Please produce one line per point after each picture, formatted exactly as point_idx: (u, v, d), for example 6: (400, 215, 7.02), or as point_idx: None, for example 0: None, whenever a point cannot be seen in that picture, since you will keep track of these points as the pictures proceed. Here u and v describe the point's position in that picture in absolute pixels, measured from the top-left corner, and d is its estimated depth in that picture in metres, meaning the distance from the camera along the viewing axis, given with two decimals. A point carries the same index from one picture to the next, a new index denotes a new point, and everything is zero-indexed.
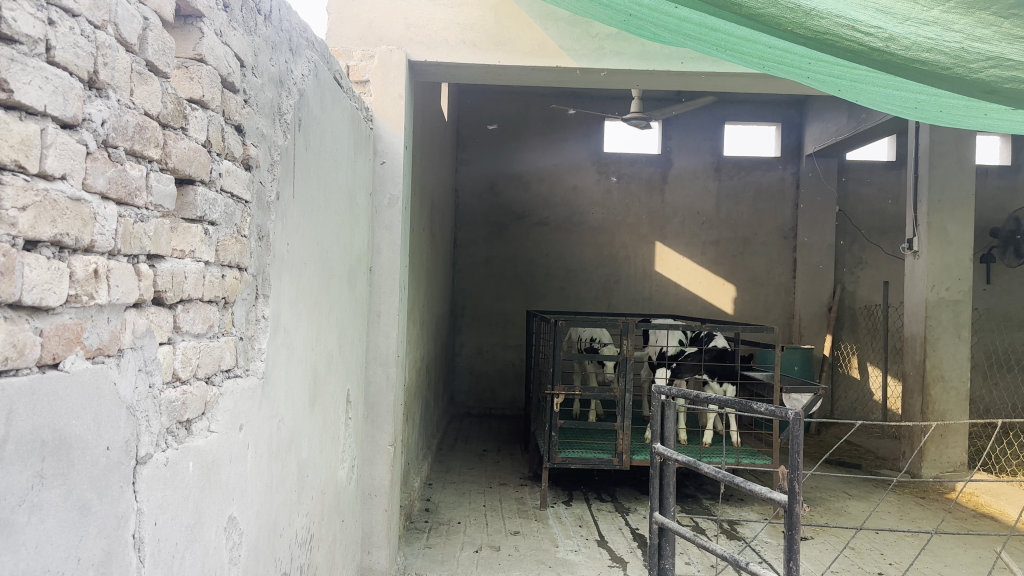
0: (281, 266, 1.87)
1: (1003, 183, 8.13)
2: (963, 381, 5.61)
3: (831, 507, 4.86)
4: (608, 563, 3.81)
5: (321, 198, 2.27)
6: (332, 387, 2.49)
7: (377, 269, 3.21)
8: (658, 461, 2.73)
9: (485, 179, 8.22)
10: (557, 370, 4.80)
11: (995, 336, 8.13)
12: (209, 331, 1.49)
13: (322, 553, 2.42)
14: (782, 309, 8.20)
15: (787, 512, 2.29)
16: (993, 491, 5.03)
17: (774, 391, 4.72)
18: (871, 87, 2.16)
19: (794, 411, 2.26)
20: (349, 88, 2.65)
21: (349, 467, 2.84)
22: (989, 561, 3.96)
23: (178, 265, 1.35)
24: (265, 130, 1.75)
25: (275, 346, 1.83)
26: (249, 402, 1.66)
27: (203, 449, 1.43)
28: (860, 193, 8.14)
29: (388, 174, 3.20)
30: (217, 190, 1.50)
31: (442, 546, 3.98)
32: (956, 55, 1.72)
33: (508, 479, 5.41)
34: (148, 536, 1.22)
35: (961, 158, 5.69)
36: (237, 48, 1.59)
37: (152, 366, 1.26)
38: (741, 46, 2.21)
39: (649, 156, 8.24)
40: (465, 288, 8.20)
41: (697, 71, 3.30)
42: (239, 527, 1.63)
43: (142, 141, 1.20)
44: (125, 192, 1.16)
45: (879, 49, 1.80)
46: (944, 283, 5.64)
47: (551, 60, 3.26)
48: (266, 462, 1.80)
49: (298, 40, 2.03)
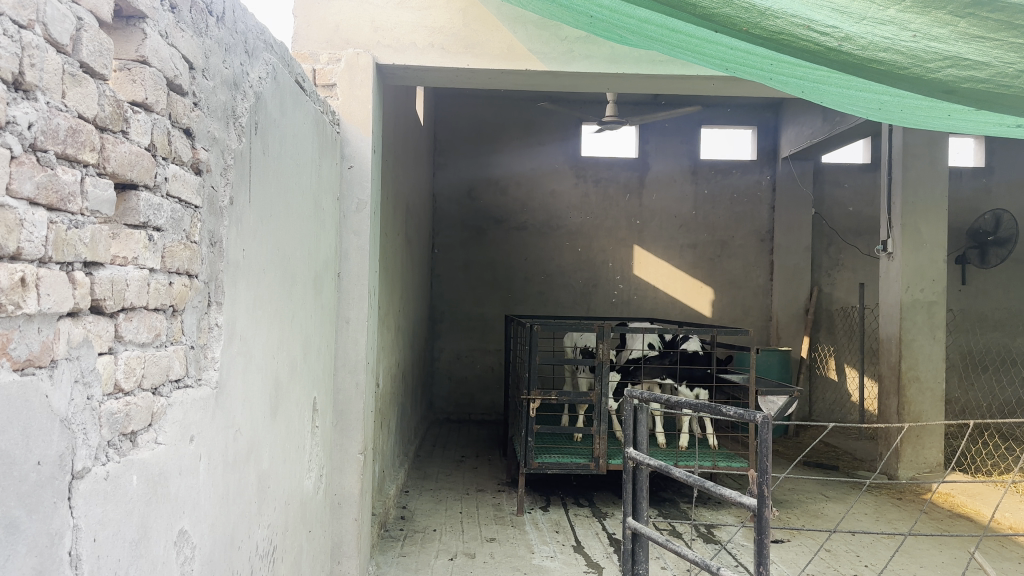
0: (236, 272, 1.83)
1: (977, 184, 8.20)
2: (938, 382, 5.64)
3: (809, 509, 4.87)
4: (583, 569, 3.78)
5: (282, 202, 2.23)
6: (295, 395, 2.45)
7: (346, 274, 3.17)
8: (631, 465, 2.69)
9: (463, 183, 8.19)
10: (533, 375, 4.76)
11: (971, 337, 8.18)
12: (156, 339, 1.46)
13: (287, 565, 2.38)
14: (760, 311, 8.23)
15: (757, 517, 2.27)
16: (968, 491, 5.05)
17: (750, 393, 4.72)
18: (834, 88, 2.16)
19: (763, 414, 2.24)
20: (313, 92, 2.62)
21: (317, 476, 2.80)
22: (964, 561, 3.97)
23: (120, 272, 1.31)
24: (217, 134, 1.72)
25: (230, 354, 1.79)
26: (201, 413, 1.62)
27: (149, 461, 1.39)
28: (836, 196, 8.19)
29: (355, 178, 3.16)
30: (163, 195, 1.47)
31: (417, 554, 3.94)
32: (914, 55, 1.70)
33: (486, 486, 5.37)
34: (86, 553, 1.18)
35: (935, 160, 5.73)
36: (185, 50, 1.55)
37: (90, 377, 1.22)
38: (703, 49, 2.20)
39: (626, 160, 8.24)
40: (443, 293, 8.16)
41: (666, 73, 3.29)
42: (191, 540, 1.59)
43: (75, 145, 1.16)
44: (57, 198, 1.12)
45: (835, 49, 1.78)
46: (918, 284, 5.67)
47: (519, 63, 3.24)
48: (222, 473, 1.76)
49: (255, 42, 2.00)
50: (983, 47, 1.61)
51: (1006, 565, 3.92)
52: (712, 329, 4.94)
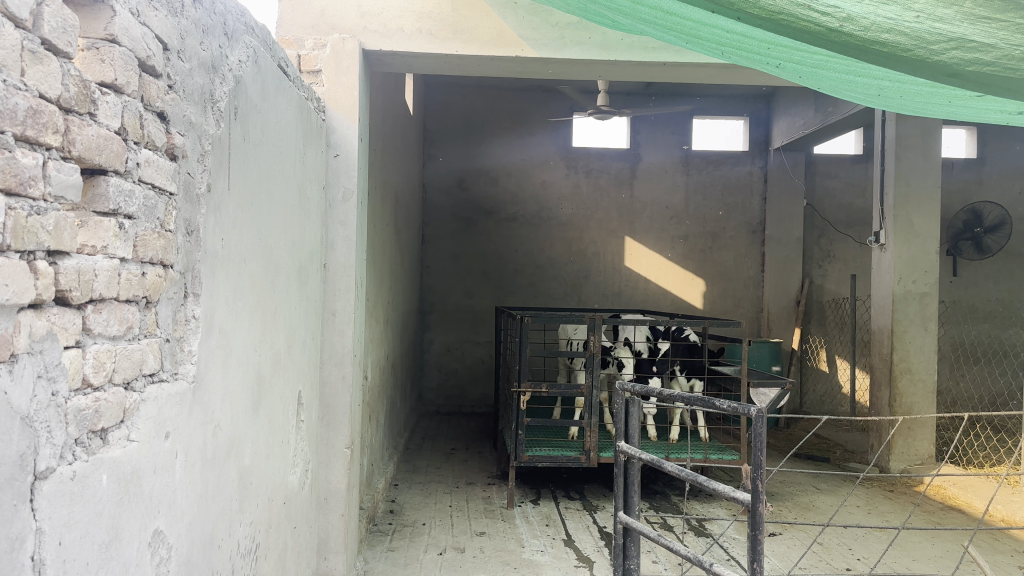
0: (215, 262, 1.77)
1: (969, 176, 8.18)
2: (930, 373, 5.62)
3: (800, 502, 4.85)
4: (575, 563, 3.74)
5: (266, 191, 2.17)
6: (279, 388, 2.39)
7: (332, 266, 3.10)
8: (623, 459, 2.64)
9: (453, 174, 8.12)
10: (524, 368, 4.70)
11: (961, 329, 8.19)
12: (128, 333, 1.39)
13: (271, 563, 2.32)
14: (752, 303, 8.21)
15: (751, 512, 2.21)
16: (960, 483, 5.06)
17: (742, 386, 4.68)
18: (832, 73, 2.10)
19: (757, 406, 2.19)
20: (297, 77, 2.55)
21: (302, 471, 2.74)
22: (958, 554, 3.94)
23: (88, 262, 1.25)
24: (194, 118, 1.65)
25: (208, 347, 1.73)
26: (177, 409, 1.56)
27: (121, 459, 1.33)
28: (827, 186, 8.17)
29: (342, 167, 3.09)
30: (135, 180, 1.40)
31: (405, 549, 3.89)
32: (917, 36, 1.65)
33: (476, 479, 5.33)
34: (50, 557, 1.12)
35: (927, 151, 5.69)
36: (159, 31, 1.49)
37: (56, 373, 1.16)
38: (698, 32, 2.15)
39: (618, 150, 8.18)
40: (432, 286, 8.10)
41: (659, 61, 3.24)
42: (167, 540, 1.53)
43: (36, 126, 1.09)
44: (15, 181, 1.05)
45: (837, 30, 1.73)
46: (910, 276, 5.63)
47: (510, 49, 3.18)
48: (200, 471, 1.70)
49: (234, 24, 1.93)
50: (989, 28, 1.54)
51: (999, 558, 3.89)
52: (704, 322, 4.89)
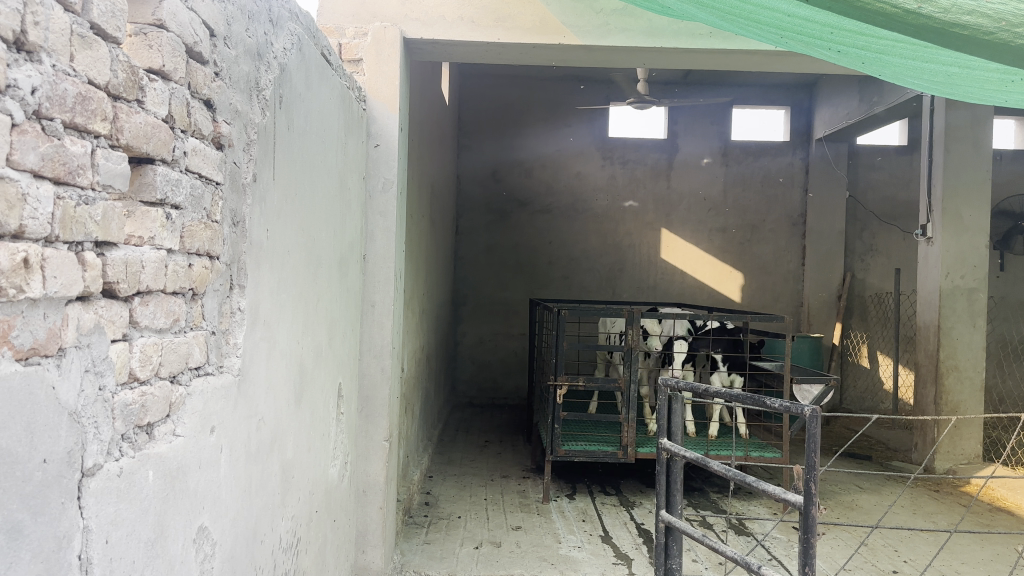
0: (260, 255, 1.73)
1: (1018, 167, 7.95)
2: (978, 371, 5.46)
3: (843, 501, 4.74)
4: (613, 561, 3.68)
5: (308, 180, 2.14)
6: (321, 380, 2.36)
7: (371, 257, 3.07)
8: (665, 457, 2.55)
9: (487, 165, 8.06)
10: (560, 361, 4.63)
11: (1009, 325, 7.97)
12: (174, 325, 1.36)
13: (311, 557, 2.30)
14: (791, 296, 8.06)
15: (802, 514, 2.13)
16: (1009, 484, 4.92)
17: (785, 383, 4.57)
18: (898, 59, 2.02)
19: (811, 405, 2.10)
20: (340, 67, 2.51)
21: (342, 463, 2.72)
22: (1009, 558, 3.83)
23: (135, 253, 1.22)
24: (240, 106, 1.62)
25: (253, 339, 1.70)
26: (222, 403, 1.54)
27: (167, 455, 1.30)
28: (870, 178, 7.99)
29: (381, 157, 3.06)
30: (182, 170, 1.37)
31: (441, 542, 3.87)
32: (1001, 18, 1.57)
33: (510, 472, 5.30)
34: (97, 556, 1.09)
35: (978, 144, 5.51)
36: (206, 16, 1.45)
37: (103, 366, 1.13)
38: (756, 15, 2.08)
39: (655, 141, 8.07)
40: (466, 278, 8.06)
41: (706, 48, 3.16)
42: (211, 537, 1.50)
43: (85, 113, 1.06)
44: (64, 171, 1.02)
45: (914, 12, 1.65)
46: (958, 271, 5.48)
47: (554, 36, 3.11)
48: (244, 465, 1.68)
49: (279, 12, 1.89)
50: None
51: None
52: (745, 316, 4.78)
